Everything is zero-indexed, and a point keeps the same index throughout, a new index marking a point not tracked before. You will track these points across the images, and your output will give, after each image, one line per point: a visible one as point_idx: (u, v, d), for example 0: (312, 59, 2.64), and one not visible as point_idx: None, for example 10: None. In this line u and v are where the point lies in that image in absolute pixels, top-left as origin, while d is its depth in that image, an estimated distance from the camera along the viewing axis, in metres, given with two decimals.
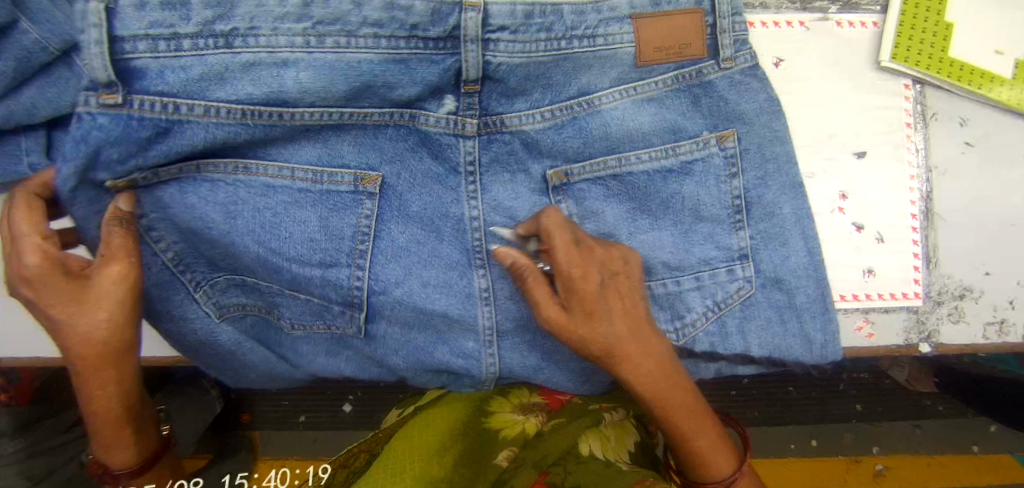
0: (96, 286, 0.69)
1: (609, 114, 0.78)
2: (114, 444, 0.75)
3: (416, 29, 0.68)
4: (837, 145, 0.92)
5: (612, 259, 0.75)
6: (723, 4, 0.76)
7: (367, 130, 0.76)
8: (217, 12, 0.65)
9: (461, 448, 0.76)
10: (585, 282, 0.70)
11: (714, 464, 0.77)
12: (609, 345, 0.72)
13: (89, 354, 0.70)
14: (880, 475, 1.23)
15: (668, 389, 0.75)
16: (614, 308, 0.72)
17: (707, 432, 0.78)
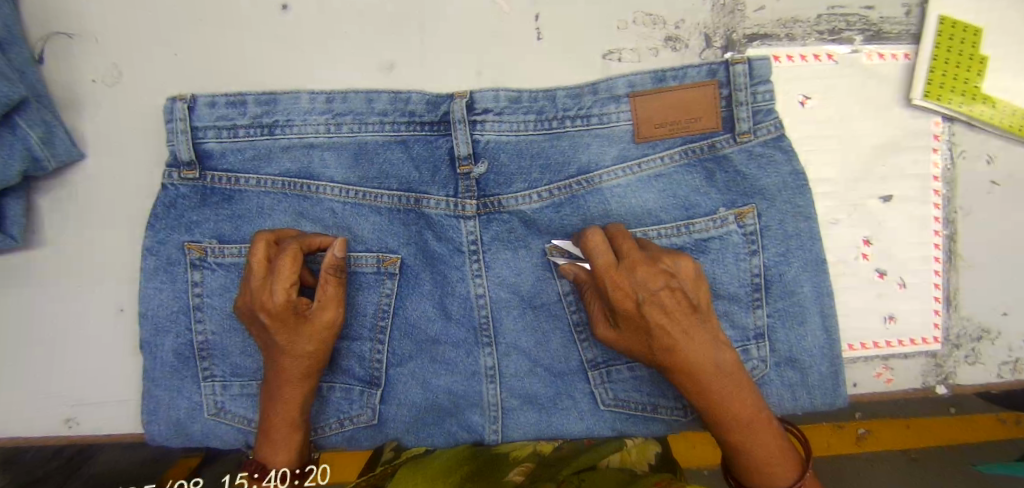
0: (317, 323, 0.75)
1: (608, 192, 0.84)
2: (279, 447, 0.79)
3: (415, 116, 0.82)
4: (862, 189, 0.88)
5: (657, 275, 0.71)
6: (739, 77, 0.81)
7: (381, 213, 0.84)
8: (265, 109, 0.83)
9: (473, 468, 0.83)
10: (627, 301, 0.71)
11: (772, 476, 0.74)
12: (683, 363, 0.71)
13: (294, 370, 0.76)
14: (862, 437, 1.36)
15: (721, 404, 0.73)
16: (670, 326, 0.70)
17: (766, 445, 0.74)
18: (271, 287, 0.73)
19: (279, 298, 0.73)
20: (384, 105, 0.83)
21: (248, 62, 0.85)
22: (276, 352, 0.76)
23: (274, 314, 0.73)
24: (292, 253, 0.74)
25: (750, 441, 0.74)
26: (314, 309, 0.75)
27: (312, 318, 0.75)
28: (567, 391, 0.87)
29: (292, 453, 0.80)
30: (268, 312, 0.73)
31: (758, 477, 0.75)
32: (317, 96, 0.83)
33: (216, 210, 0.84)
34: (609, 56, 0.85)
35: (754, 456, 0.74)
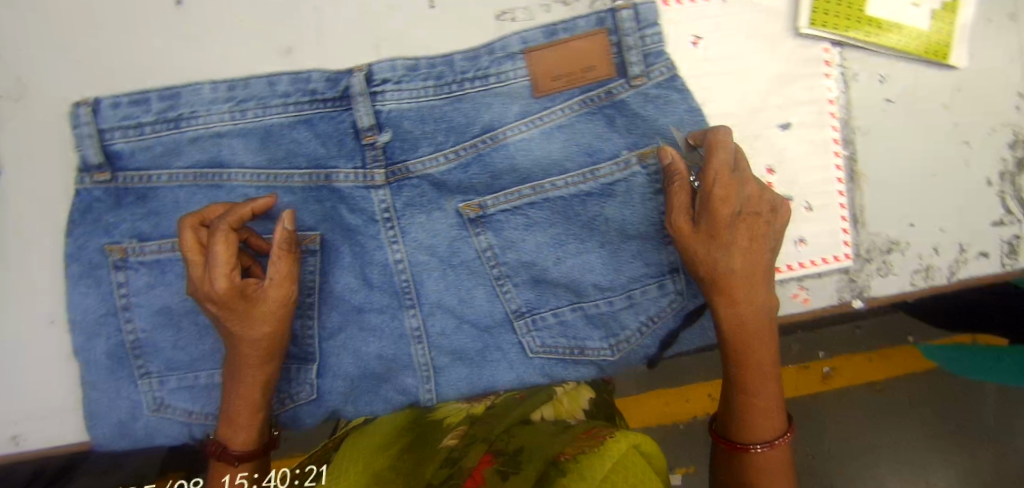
0: (267, 305, 0.78)
1: (513, 147, 0.86)
2: (240, 427, 0.82)
3: (316, 94, 0.84)
4: (761, 121, 0.91)
5: (758, 201, 0.79)
6: (625, 22, 0.84)
7: (294, 192, 0.86)
8: (169, 104, 0.84)
9: (407, 441, 0.82)
10: (724, 209, 0.77)
11: (762, 423, 0.82)
12: (733, 280, 0.79)
13: (255, 353, 0.79)
14: (829, 375, 1.48)
15: (757, 332, 0.81)
16: (747, 244, 0.78)
17: (768, 393, 0.82)
18: (209, 275, 0.76)
19: (223, 280, 0.75)
20: (286, 87, 0.84)
21: (148, 61, 0.86)
22: (231, 335, 0.79)
23: (222, 296, 0.76)
24: (225, 236, 0.75)
25: (756, 380, 0.82)
26: (262, 287, 0.78)
27: (259, 298, 0.77)
28: (496, 344, 0.91)
29: (252, 433, 0.83)
30: (210, 294, 0.76)
31: (749, 414, 0.82)
32: (218, 85, 0.84)
33: (133, 209, 0.85)
34: (501, 16, 0.87)
35: (756, 395, 0.82)
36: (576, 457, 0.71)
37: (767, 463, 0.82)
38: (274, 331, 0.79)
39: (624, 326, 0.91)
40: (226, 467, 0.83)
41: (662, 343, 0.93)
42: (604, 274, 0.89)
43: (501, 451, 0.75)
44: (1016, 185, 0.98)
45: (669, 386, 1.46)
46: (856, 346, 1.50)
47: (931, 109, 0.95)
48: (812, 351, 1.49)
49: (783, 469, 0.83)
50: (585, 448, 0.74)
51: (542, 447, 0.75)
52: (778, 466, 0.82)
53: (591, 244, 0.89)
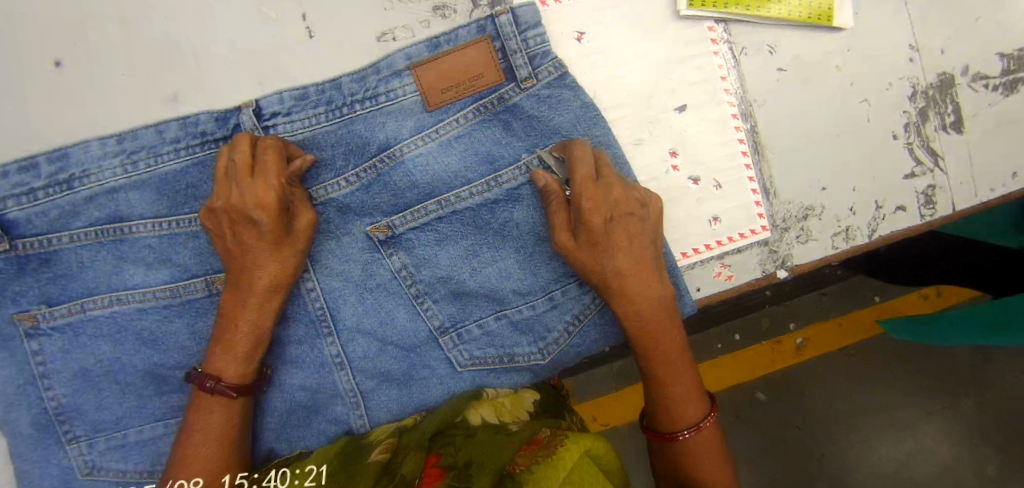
0: (297, 229, 0.79)
1: (411, 163, 0.85)
2: (233, 359, 0.78)
3: (206, 135, 0.84)
4: (657, 106, 0.92)
5: (628, 201, 0.80)
6: (505, 27, 0.84)
7: (198, 236, 0.85)
8: (58, 165, 0.83)
9: (339, 465, 0.79)
10: (596, 215, 0.78)
11: (686, 409, 0.82)
12: (621, 282, 0.79)
13: (269, 282, 0.78)
14: (801, 346, 1.54)
15: (659, 327, 0.82)
16: (627, 244, 0.79)
17: (686, 381, 0.83)
18: (239, 192, 0.75)
19: (248, 196, 0.74)
20: (175, 133, 0.83)
21: (38, 124, 0.86)
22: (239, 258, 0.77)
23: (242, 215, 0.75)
24: (275, 150, 0.77)
25: (673, 372, 0.83)
26: (290, 213, 0.79)
27: (292, 219, 0.79)
28: (422, 361, 0.90)
29: (245, 367, 0.79)
30: (234, 215, 0.75)
31: (674, 406, 0.83)
32: (106, 141, 0.83)
33: (37, 275, 0.84)
34: (382, 38, 0.88)
35: (675, 386, 0.83)
36: (529, 467, 0.73)
37: (700, 447, 0.81)
38: (289, 259, 0.79)
39: (550, 327, 0.90)
40: (213, 406, 0.77)
41: (593, 340, 0.92)
42: (522, 278, 0.89)
43: (450, 465, 0.75)
44: (922, 135, 0.99)
45: None
46: (823, 313, 1.56)
47: (825, 71, 0.96)
48: (783, 323, 1.55)
49: (718, 453, 0.82)
50: (538, 457, 0.75)
51: (489, 455, 0.74)
52: (710, 451, 0.81)
53: (506, 250, 0.88)
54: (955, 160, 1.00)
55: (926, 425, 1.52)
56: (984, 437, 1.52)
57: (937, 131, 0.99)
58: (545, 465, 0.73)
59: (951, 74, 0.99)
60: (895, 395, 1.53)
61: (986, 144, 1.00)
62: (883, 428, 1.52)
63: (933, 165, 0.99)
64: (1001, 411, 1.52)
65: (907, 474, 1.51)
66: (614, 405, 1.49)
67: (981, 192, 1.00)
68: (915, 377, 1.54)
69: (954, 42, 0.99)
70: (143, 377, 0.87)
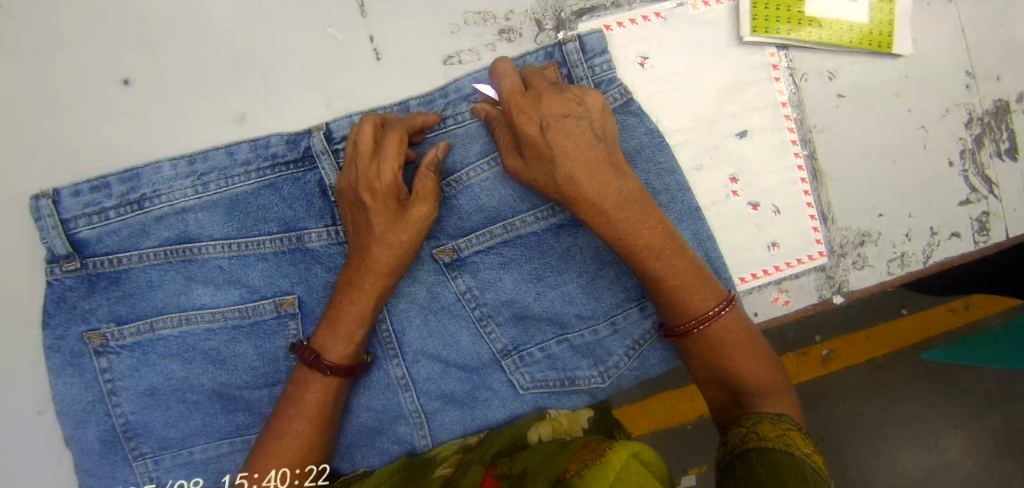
0: (413, 216, 0.78)
1: (477, 188, 0.86)
2: (341, 341, 0.80)
3: (277, 158, 0.85)
4: (718, 131, 0.93)
5: (563, 103, 0.77)
6: (574, 54, 0.85)
7: (267, 258, 0.86)
8: (130, 186, 0.84)
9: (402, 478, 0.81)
10: (531, 127, 0.76)
11: (692, 301, 0.79)
12: (570, 188, 0.77)
13: (376, 267, 0.79)
14: (827, 358, 1.54)
15: (631, 225, 0.78)
16: (574, 149, 0.76)
17: (682, 273, 0.79)
18: (378, 168, 0.77)
19: (388, 178, 0.77)
20: (246, 155, 0.85)
21: (109, 143, 0.87)
22: (366, 239, 0.78)
23: (392, 194, 0.78)
24: (399, 135, 0.78)
25: (663, 265, 0.79)
26: (411, 201, 0.78)
27: (408, 209, 0.78)
28: (484, 383, 0.91)
29: (348, 346, 0.80)
30: (375, 190, 0.77)
31: (687, 301, 0.79)
32: (177, 162, 0.84)
33: (107, 293, 0.85)
34: (448, 61, 0.89)
35: (680, 279, 0.79)
36: (580, 471, 0.70)
37: (718, 334, 0.79)
38: (405, 249, 0.79)
39: (611, 351, 0.91)
40: (311, 384, 0.80)
41: (652, 364, 0.92)
42: (585, 302, 0.90)
43: (506, 474, 0.75)
44: (977, 162, 0.99)
45: (672, 389, 1.48)
46: (852, 327, 1.55)
47: (882, 98, 0.97)
48: (809, 336, 1.55)
49: (748, 339, 0.81)
50: (587, 463, 0.72)
51: (544, 461, 0.75)
52: (735, 336, 0.80)
53: (569, 274, 0.89)
54: (1010, 187, 1.00)
55: (954, 436, 1.53)
56: (1015, 455, 1.52)
57: (991, 157, 0.99)
58: (595, 469, 0.70)
59: (1006, 101, 0.99)
60: (923, 407, 1.54)
61: None
62: (913, 440, 1.53)
63: (987, 193, 0.99)
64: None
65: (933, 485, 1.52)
66: (643, 413, 1.49)
67: None
68: (946, 393, 1.54)
69: (1010, 70, 0.99)
70: (210, 397, 0.87)
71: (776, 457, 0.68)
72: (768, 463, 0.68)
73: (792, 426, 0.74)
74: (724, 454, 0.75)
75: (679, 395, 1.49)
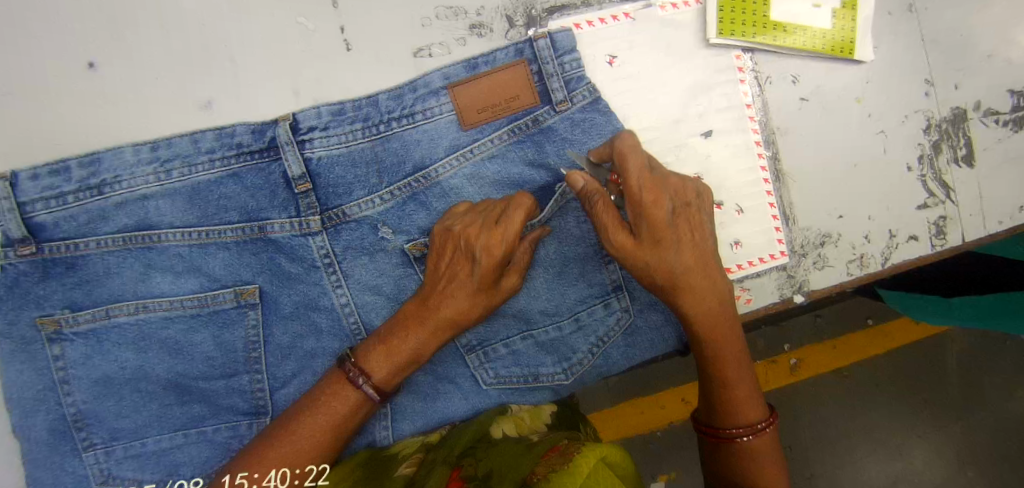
0: (502, 289, 0.81)
1: (446, 184, 0.87)
2: (390, 366, 0.81)
3: (242, 147, 0.84)
4: (684, 131, 0.95)
5: (683, 192, 0.78)
6: (544, 51, 0.86)
7: (228, 248, 0.85)
8: (90, 171, 0.82)
9: (362, 474, 0.80)
10: (658, 210, 0.75)
11: (750, 410, 0.82)
12: (683, 280, 0.78)
13: (448, 319, 0.81)
14: (795, 366, 1.57)
15: (727, 330, 0.81)
16: (689, 239, 0.77)
17: (747, 383, 0.83)
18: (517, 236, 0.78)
19: (501, 252, 0.77)
20: (210, 143, 0.84)
21: (71, 127, 0.86)
22: (453, 292, 0.80)
23: (500, 265, 0.78)
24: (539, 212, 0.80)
25: (737, 371, 0.82)
26: (506, 272, 0.81)
27: (501, 282, 0.81)
28: (447, 375, 0.91)
29: (393, 376, 0.81)
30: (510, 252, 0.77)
31: (737, 411, 0.82)
32: (140, 148, 0.83)
33: (63, 279, 0.83)
34: (418, 53, 0.89)
35: (743, 389, 0.82)
36: (547, 476, 0.71)
37: (762, 446, 0.82)
38: (477, 314, 0.82)
39: (576, 348, 0.92)
40: (347, 397, 0.80)
41: (615, 362, 0.94)
42: (550, 299, 0.91)
43: (470, 476, 0.74)
44: (935, 168, 1.02)
45: (643, 395, 1.51)
46: (817, 334, 1.59)
47: (845, 103, 0.99)
48: (777, 344, 1.58)
49: (775, 446, 0.84)
50: (554, 467, 0.73)
51: (509, 464, 0.75)
52: (772, 452, 0.82)
53: (535, 271, 0.90)
54: (965, 192, 1.03)
55: (919, 445, 1.55)
56: (976, 460, 1.55)
57: (949, 163, 1.02)
58: (562, 474, 0.71)
59: (964, 109, 1.02)
60: (891, 411, 1.56)
61: (996, 177, 1.03)
62: (880, 444, 1.55)
63: (945, 197, 1.02)
64: (992, 430, 1.56)
65: None
66: (613, 420, 1.50)
67: (991, 225, 1.03)
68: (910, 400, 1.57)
69: (969, 79, 1.02)
70: (166, 387, 0.86)
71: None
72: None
73: None
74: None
75: (648, 401, 1.51)
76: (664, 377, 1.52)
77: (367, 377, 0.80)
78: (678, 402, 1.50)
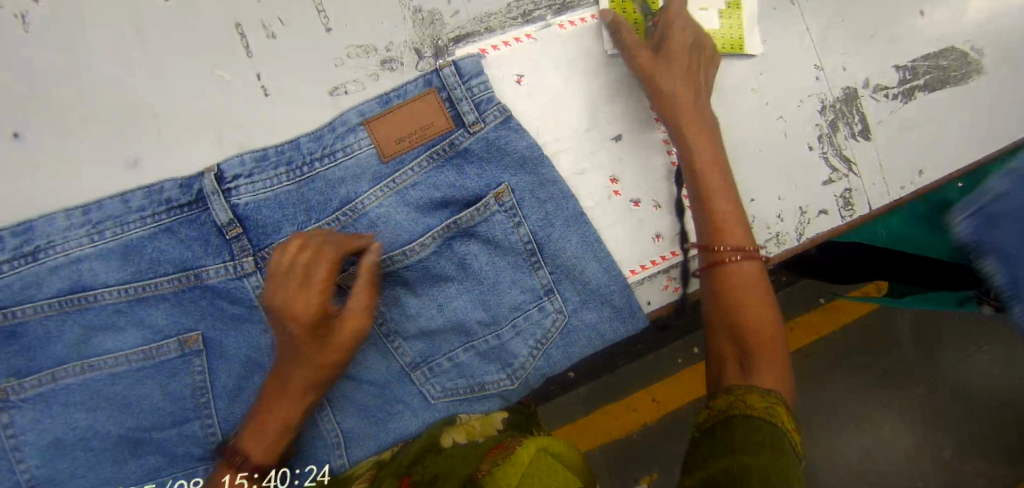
0: (340, 338, 0.80)
1: (373, 215, 0.91)
2: (261, 440, 0.81)
3: (172, 202, 0.87)
4: (595, 136, 1.01)
5: (703, 51, 0.98)
6: (450, 78, 0.92)
7: (167, 299, 0.88)
8: (23, 238, 0.84)
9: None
10: (680, 38, 0.96)
11: (736, 233, 0.91)
12: (671, 102, 0.94)
13: (292, 390, 0.81)
14: None
15: (703, 144, 0.93)
16: (693, 63, 0.96)
17: (730, 213, 0.92)
18: (307, 298, 0.78)
19: (315, 314, 0.78)
20: (140, 201, 0.87)
21: (9, 198, 0.91)
22: (287, 354, 0.80)
23: (314, 326, 0.78)
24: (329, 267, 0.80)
25: (721, 201, 0.92)
26: (339, 321, 0.80)
27: (337, 331, 0.80)
28: (397, 395, 0.95)
29: (274, 449, 0.82)
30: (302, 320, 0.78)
31: (705, 181, 0.92)
32: (72, 212, 0.86)
33: (5, 348, 0.84)
34: (334, 92, 0.98)
35: (727, 217, 0.91)
36: (491, 471, 0.75)
37: (749, 276, 0.90)
38: (322, 372, 0.81)
39: (517, 354, 0.97)
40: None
41: (556, 362, 0.98)
42: (484, 310, 0.95)
43: (418, 480, 0.81)
44: (834, 145, 1.09)
45: (613, 402, 1.57)
46: None
47: (744, 96, 1.06)
48: None
49: (764, 294, 0.89)
50: (498, 461, 0.77)
51: (455, 466, 0.80)
52: (758, 287, 0.89)
53: (469, 284, 0.95)
54: (866, 165, 1.11)
55: (885, 415, 1.62)
56: (942, 422, 1.63)
57: (847, 139, 1.10)
58: (505, 468, 0.75)
59: (854, 88, 1.11)
60: (856, 385, 1.63)
61: (892, 147, 1.12)
62: (848, 420, 1.61)
63: (847, 171, 1.10)
64: (953, 393, 1.64)
65: (869, 466, 1.59)
66: (587, 429, 1.55)
67: (893, 191, 1.11)
68: (873, 371, 1.64)
69: (853, 60, 1.11)
70: (117, 443, 0.88)
71: (759, 424, 0.77)
72: (746, 426, 0.78)
73: (778, 401, 0.81)
74: (709, 419, 0.83)
75: (620, 407, 1.57)
76: (632, 381, 1.58)
77: (246, 459, 0.80)
78: (650, 403, 1.57)
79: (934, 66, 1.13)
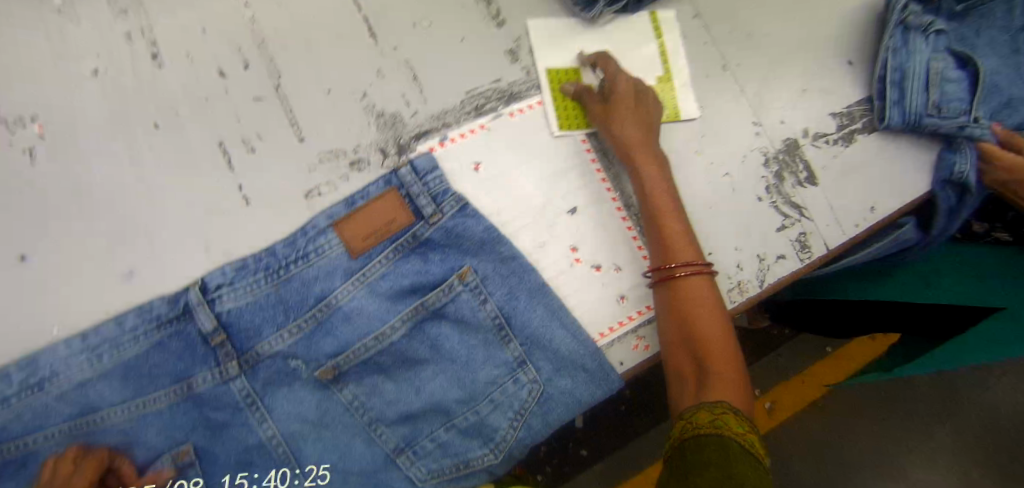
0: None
1: (347, 308, 0.98)
2: None
3: (161, 318, 0.94)
4: (552, 211, 1.08)
5: (641, 95, 1.10)
6: (408, 176, 1.01)
7: (163, 412, 0.94)
8: (27, 372, 0.90)
9: None
10: (624, 87, 1.10)
11: (686, 252, 1.00)
12: (626, 143, 1.06)
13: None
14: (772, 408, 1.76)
15: (657, 177, 1.04)
16: (637, 107, 1.09)
17: (679, 232, 1.01)
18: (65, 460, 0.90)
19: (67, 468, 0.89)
20: (133, 321, 0.94)
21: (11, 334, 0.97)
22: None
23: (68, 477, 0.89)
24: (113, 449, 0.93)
25: (672, 223, 1.02)
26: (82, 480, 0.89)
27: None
28: (383, 481, 0.99)
29: None
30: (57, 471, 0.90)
31: (658, 203, 1.03)
32: (71, 340, 0.92)
33: (17, 477, 0.90)
34: (309, 194, 1.07)
35: (677, 235, 1.01)
36: None
37: (699, 293, 0.98)
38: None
39: (496, 427, 1.01)
40: None
41: (536, 431, 1.02)
42: (461, 389, 0.99)
43: None
44: (782, 193, 1.15)
45: None
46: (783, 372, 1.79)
47: (688, 157, 1.14)
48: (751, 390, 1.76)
49: (710, 308, 0.98)
50: None
51: None
52: (707, 305, 0.98)
53: (444, 363, 1.00)
54: (816, 208, 1.16)
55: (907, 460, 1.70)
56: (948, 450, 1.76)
57: (794, 186, 1.16)
58: None
59: (795, 138, 1.18)
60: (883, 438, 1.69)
61: (838, 188, 1.17)
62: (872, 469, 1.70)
63: (799, 216, 1.15)
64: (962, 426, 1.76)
65: None
66: None
67: (848, 230, 1.16)
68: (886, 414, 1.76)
69: (789, 112, 1.19)
70: None
71: (709, 440, 0.83)
72: (699, 445, 0.83)
73: (727, 411, 0.87)
74: (669, 446, 0.89)
75: None
76: None
77: None
78: None
79: (867, 110, 1.20)
